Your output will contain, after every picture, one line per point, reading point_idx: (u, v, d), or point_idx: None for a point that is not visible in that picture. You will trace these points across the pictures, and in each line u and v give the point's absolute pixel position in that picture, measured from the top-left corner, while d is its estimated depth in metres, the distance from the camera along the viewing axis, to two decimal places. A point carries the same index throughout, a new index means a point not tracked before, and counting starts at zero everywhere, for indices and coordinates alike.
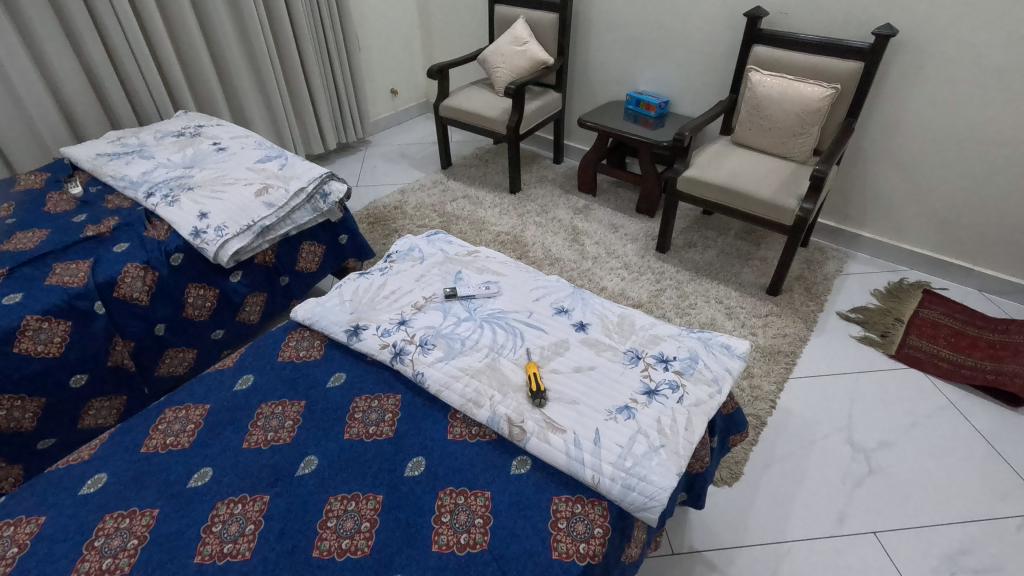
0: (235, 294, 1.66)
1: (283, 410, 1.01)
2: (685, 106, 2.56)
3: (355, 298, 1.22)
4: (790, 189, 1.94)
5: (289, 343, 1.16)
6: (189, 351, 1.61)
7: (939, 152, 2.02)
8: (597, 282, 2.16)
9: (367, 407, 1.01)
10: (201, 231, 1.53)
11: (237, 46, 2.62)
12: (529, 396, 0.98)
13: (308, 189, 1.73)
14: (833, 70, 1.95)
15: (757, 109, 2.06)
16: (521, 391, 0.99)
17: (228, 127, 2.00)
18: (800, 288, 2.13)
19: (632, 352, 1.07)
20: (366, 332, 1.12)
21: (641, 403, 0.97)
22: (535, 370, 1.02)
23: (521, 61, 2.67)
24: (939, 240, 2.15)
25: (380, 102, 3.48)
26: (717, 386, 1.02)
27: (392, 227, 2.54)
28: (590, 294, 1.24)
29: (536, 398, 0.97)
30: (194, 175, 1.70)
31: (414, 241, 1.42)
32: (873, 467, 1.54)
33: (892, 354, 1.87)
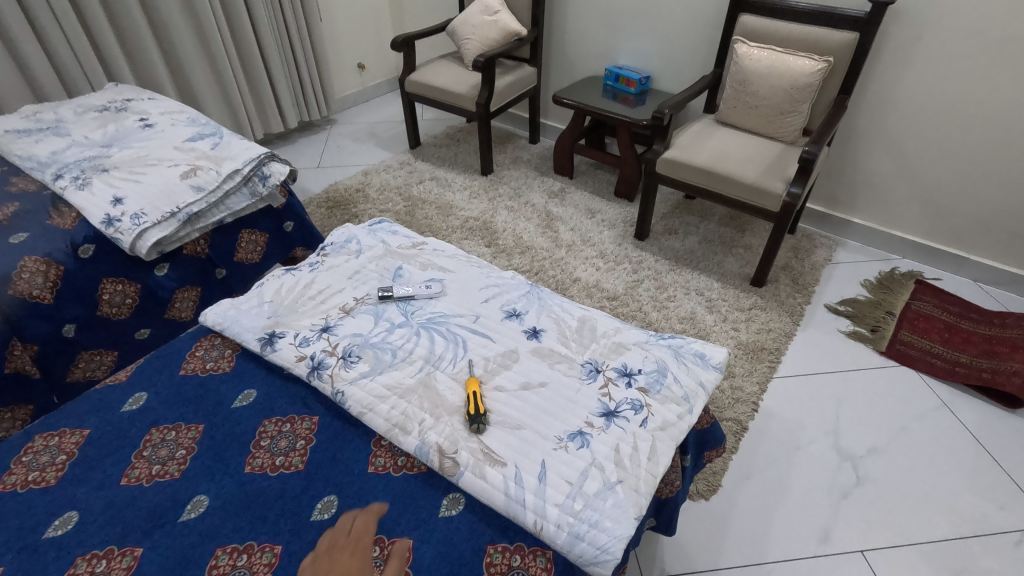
0: (161, 289, 1.48)
1: (175, 436, 0.85)
2: (666, 83, 2.39)
3: (276, 299, 1.06)
4: (776, 172, 1.78)
5: (195, 353, 0.99)
6: (109, 353, 1.44)
7: (936, 132, 1.87)
8: (570, 273, 2.01)
9: (276, 433, 0.86)
10: (115, 219, 1.35)
11: (180, 12, 2.38)
12: (466, 420, 0.83)
13: (243, 170, 1.55)
14: (825, 41, 1.78)
15: (743, 85, 1.89)
16: (458, 414, 0.84)
17: (160, 102, 1.80)
18: (787, 278, 1.99)
19: (591, 365, 0.92)
20: (282, 341, 0.96)
21: (597, 427, 0.82)
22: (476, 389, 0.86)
23: (492, 32, 2.47)
24: (932, 226, 2.02)
25: (347, 77, 3.26)
26: (687, 405, 0.88)
27: (353, 212, 2.35)
28: (549, 293, 1.09)
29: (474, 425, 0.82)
30: (112, 154, 1.51)
31: (353, 230, 1.25)
32: (861, 476, 1.41)
33: (883, 351, 1.74)
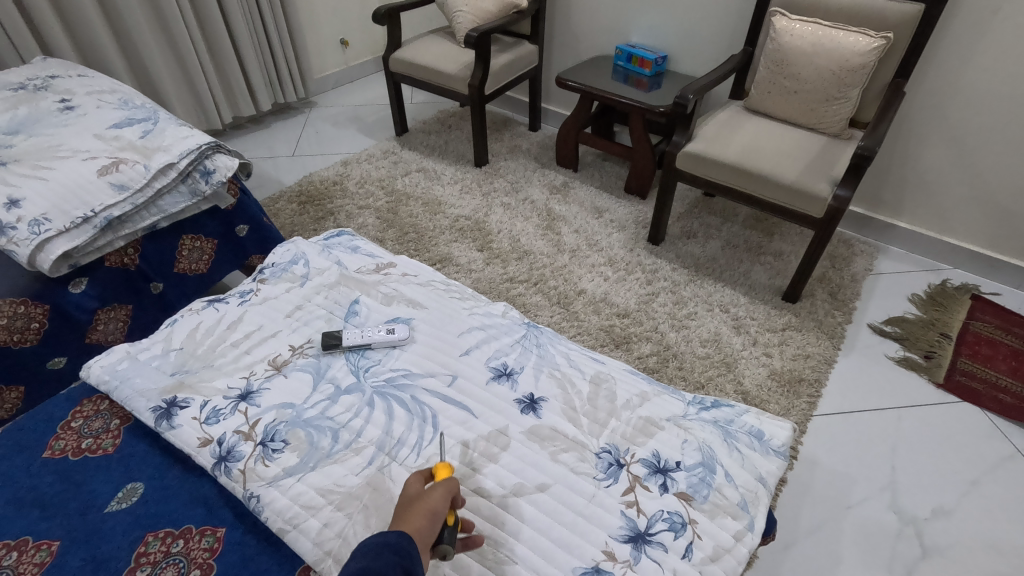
0: (76, 309, 1.21)
1: (14, 561, 0.60)
2: (685, 63, 2.11)
3: (187, 347, 0.79)
4: (820, 170, 1.51)
5: (70, 424, 0.73)
6: (13, 390, 1.17)
7: (1006, 124, 1.59)
8: (573, 283, 1.74)
9: (159, 558, 0.60)
10: (8, 227, 1.08)
11: None
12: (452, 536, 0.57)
13: (180, 165, 1.27)
14: (882, 14, 1.50)
15: (781, 66, 1.61)
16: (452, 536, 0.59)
17: (88, 80, 1.52)
18: (824, 292, 1.73)
19: (611, 455, 0.66)
20: (183, 413, 0.69)
21: (621, 562, 0.57)
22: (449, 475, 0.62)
23: (487, 4, 2.18)
24: (992, 233, 1.75)
25: (328, 55, 2.96)
26: (747, 519, 0.62)
27: (327, 208, 2.08)
28: (550, 338, 0.83)
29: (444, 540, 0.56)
30: (15, 144, 1.23)
31: (302, 247, 0.98)
32: (927, 547, 1.16)
33: (941, 383, 1.47)
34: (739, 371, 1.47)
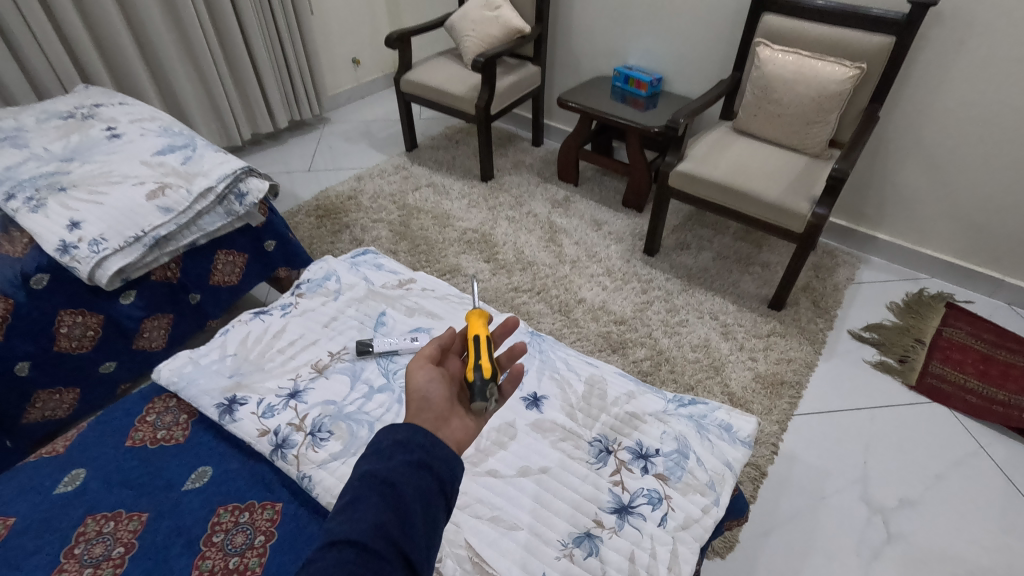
0: (126, 319, 1.35)
1: (113, 528, 0.73)
2: (679, 85, 2.24)
3: (240, 353, 0.93)
4: (800, 188, 1.64)
5: (146, 418, 0.87)
6: (69, 391, 1.31)
7: (975, 144, 1.71)
8: (574, 292, 1.87)
9: (231, 526, 0.73)
10: (70, 246, 1.22)
11: (158, 6, 2.24)
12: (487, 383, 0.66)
13: (217, 188, 1.41)
14: (857, 46, 1.64)
15: (765, 92, 1.75)
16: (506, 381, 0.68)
17: (129, 107, 1.66)
18: (807, 300, 1.85)
19: (601, 443, 0.79)
20: (243, 409, 0.83)
21: (608, 529, 0.70)
22: (482, 328, 0.75)
23: (493, 29, 2.32)
24: (966, 245, 1.87)
25: (341, 73, 3.11)
26: (713, 495, 0.75)
27: (343, 221, 2.21)
28: (551, 344, 0.96)
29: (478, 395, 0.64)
30: (71, 170, 1.37)
31: (333, 264, 1.12)
32: (892, 533, 1.28)
33: (913, 385, 1.60)
34: (726, 374, 1.60)
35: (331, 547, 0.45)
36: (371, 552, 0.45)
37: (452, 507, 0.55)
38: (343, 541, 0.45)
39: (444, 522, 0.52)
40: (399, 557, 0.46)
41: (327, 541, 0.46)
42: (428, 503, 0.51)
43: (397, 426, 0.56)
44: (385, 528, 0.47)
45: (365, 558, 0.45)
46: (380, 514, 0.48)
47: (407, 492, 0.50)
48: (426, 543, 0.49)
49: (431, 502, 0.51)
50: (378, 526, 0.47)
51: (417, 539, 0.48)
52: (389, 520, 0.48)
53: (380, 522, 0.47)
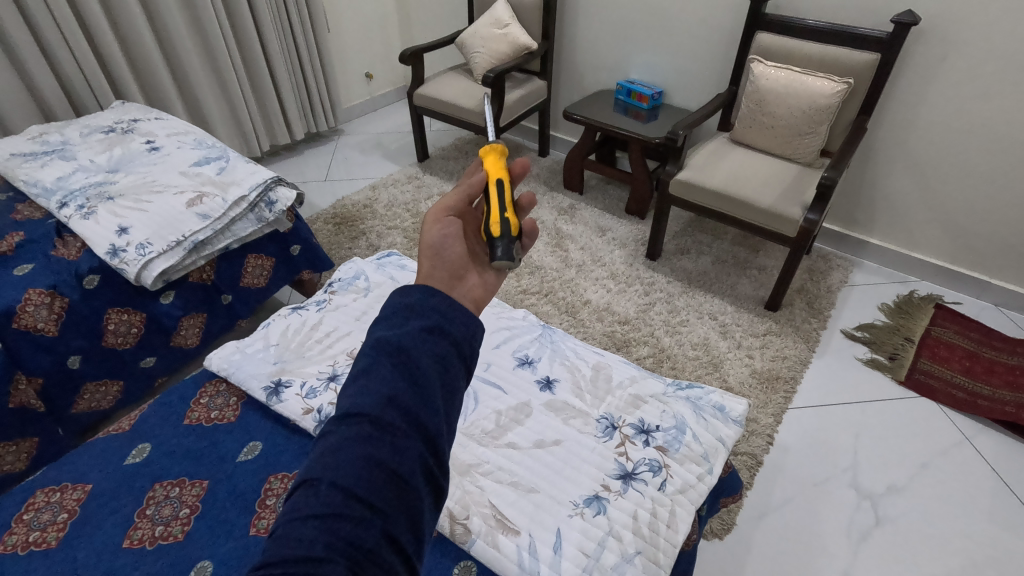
0: (166, 317, 1.45)
1: (179, 493, 0.83)
2: (678, 98, 2.36)
3: (282, 343, 1.03)
4: (793, 195, 1.74)
5: (200, 400, 0.98)
6: (114, 384, 1.42)
7: (959, 153, 1.81)
8: (580, 294, 1.97)
9: (282, 491, 0.83)
10: (119, 249, 1.33)
11: (186, 26, 2.37)
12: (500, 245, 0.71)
13: (250, 197, 1.52)
14: (845, 62, 1.75)
15: (759, 105, 1.86)
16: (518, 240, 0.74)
17: (165, 122, 1.79)
18: (802, 302, 1.95)
19: (607, 420, 0.89)
20: (288, 390, 0.93)
21: (614, 491, 0.79)
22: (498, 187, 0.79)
23: (501, 46, 2.45)
24: (953, 249, 1.97)
25: (354, 87, 3.25)
26: (707, 465, 0.85)
27: (360, 228, 2.33)
28: (562, 335, 1.06)
29: (500, 254, 0.70)
30: (117, 181, 1.49)
31: (361, 265, 1.23)
32: (880, 517, 1.37)
33: (902, 381, 1.69)
34: (724, 371, 1.70)
35: (345, 420, 0.48)
36: (383, 421, 0.47)
37: (472, 368, 0.56)
38: (356, 412, 0.48)
39: (463, 384, 0.54)
40: (414, 423, 0.49)
41: (344, 414, 0.49)
42: (444, 366, 0.53)
43: (411, 294, 0.58)
44: (396, 399, 0.49)
45: (377, 427, 0.47)
46: (392, 386, 0.50)
47: (419, 358, 0.52)
48: (443, 402, 0.51)
49: (445, 364, 0.53)
50: (390, 396, 0.49)
51: (431, 403, 0.50)
52: (401, 388, 0.50)
53: (391, 394, 0.49)
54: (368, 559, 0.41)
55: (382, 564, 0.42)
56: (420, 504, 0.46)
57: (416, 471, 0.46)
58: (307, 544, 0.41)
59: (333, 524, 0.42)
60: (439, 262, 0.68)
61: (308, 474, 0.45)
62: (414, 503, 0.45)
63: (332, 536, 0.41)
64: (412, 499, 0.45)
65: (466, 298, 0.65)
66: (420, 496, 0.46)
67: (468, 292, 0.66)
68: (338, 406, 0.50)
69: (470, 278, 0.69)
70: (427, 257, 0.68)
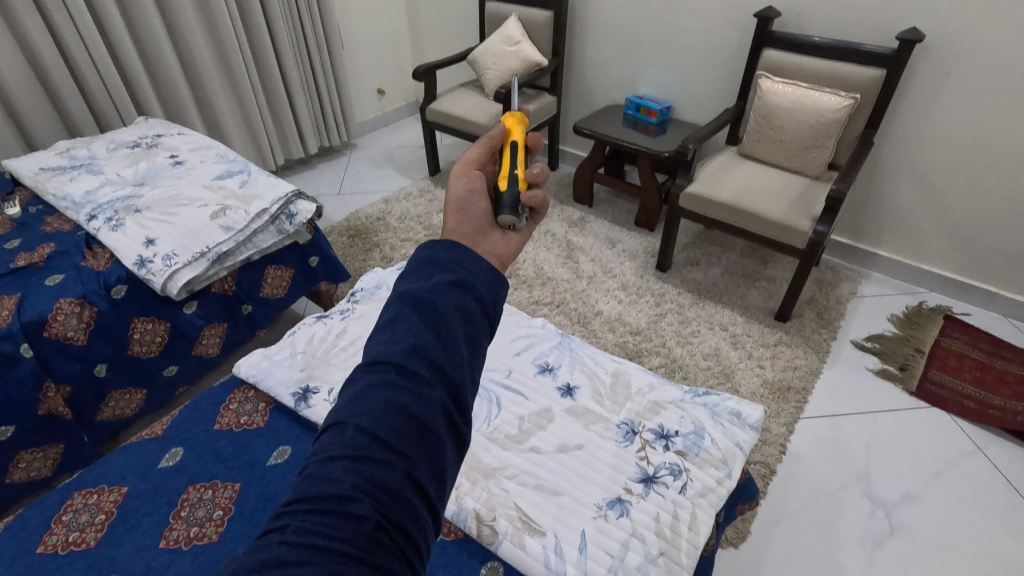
0: (189, 327, 1.49)
1: (212, 496, 0.86)
2: (686, 112, 2.40)
3: (308, 350, 1.06)
4: (802, 207, 1.77)
5: (229, 406, 1.00)
6: (137, 392, 1.45)
7: (965, 165, 1.84)
8: (591, 305, 2.00)
9: None
10: (147, 260, 1.37)
11: (206, 45, 2.44)
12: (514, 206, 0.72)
13: (271, 209, 1.56)
14: (852, 78, 1.79)
15: (767, 120, 1.90)
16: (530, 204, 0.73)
17: (188, 137, 1.84)
18: (811, 312, 1.97)
19: (627, 426, 0.91)
20: (316, 396, 0.96)
21: (636, 494, 0.81)
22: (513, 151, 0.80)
23: (513, 63, 2.51)
24: (961, 261, 1.99)
25: (367, 103, 3.32)
26: (726, 469, 0.87)
27: (373, 240, 2.37)
28: (580, 343, 1.09)
29: (506, 210, 0.71)
30: (143, 195, 1.54)
31: (382, 275, 1.26)
32: (894, 526, 1.37)
33: (913, 391, 1.70)
34: (736, 381, 1.71)
35: (372, 368, 0.48)
36: (407, 370, 0.47)
37: (497, 323, 0.56)
38: (382, 361, 0.48)
39: (486, 338, 0.53)
40: (438, 373, 0.48)
41: (371, 362, 0.49)
42: (468, 320, 0.52)
43: (437, 248, 0.57)
44: (421, 349, 0.49)
45: (402, 376, 0.47)
46: (417, 336, 0.49)
47: (444, 310, 0.51)
48: (467, 356, 0.51)
49: (469, 319, 0.53)
50: (416, 346, 0.49)
51: (455, 355, 0.50)
52: (426, 339, 0.49)
53: (416, 344, 0.48)
54: (394, 499, 0.42)
55: (406, 506, 0.42)
56: (444, 449, 0.46)
57: (438, 420, 0.46)
58: (336, 483, 0.41)
59: (360, 466, 0.42)
60: (464, 216, 0.69)
61: (335, 418, 0.45)
62: (436, 450, 0.46)
63: (359, 478, 0.42)
64: (435, 446, 0.45)
65: (492, 255, 0.63)
66: (443, 443, 0.46)
67: (493, 250, 0.65)
68: (365, 354, 0.50)
69: (493, 236, 0.68)
70: (454, 213, 0.69)
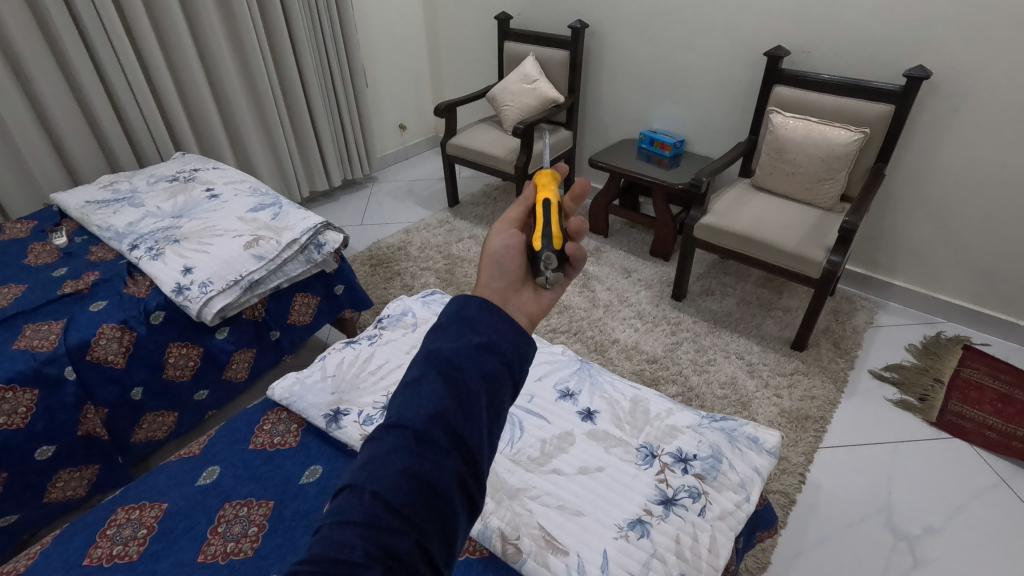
0: (220, 352, 1.55)
1: (248, 512, 0.90)
2: (699, 146, 2.46)
3: (338, 374, 1.11)
4: (815, 238, 1.80)
5: (263, 426, 1.05)
6: (169, 415, 1.50)
7: (977, 198, 1.87)
8: (608, 333, 2.03)
9: None
10: (184, 288, 1.44)
11: (240, 85, 2.58)
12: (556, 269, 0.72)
13: (301, 239, 1.63)
14: (861, 113, 1.84)
15: (779, 153, 1.95)
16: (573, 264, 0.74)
17: (223, 171, 1.94)
18: (828, 342, 1.98)
19: (646, 449, 0.94)
20: (346, 418, 1.00)
21: (656, 515, 0.83)
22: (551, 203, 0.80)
23: (530, 100, 2.61)
24: (978, 292, 1.99)
25: (389, 137, 3.45)
26: (744, 493, 0.89)
27: (395, 269, 2.43)
28: (600, 369, 1.12)
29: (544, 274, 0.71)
30: (182, 226, 1.63)
31: (407, 303, 1.32)
32: (918, 559, 1.36)
33: (933, 422, 1.69)
34: (753, 409, 1.72)
35: (393, 431, 0.49)
36: (426, 438, 0.48)
37: (520, 383, 0.57)
38: (404, 426, 0.49)
39: (507, 401, 0.54)
40: (457, 441, 0.50)
41: (393, 423, 0.50)
42: (492, 383, 0.53)
43: (468, 307, 0.58)
44: (443, 417, 0.50)
45: (422, 444, 0.48)
46: (440, 401, 0.50)
47: (468, 375, 0.53)
48: (488, 420, 0.52)
49: (493, 382, 0.53)
50: (438, 411, 0.50)
51: (476, 422, 0.51)
52: (448, 405, 0.50)
53: (438, 410, 0.49)
54: (403, 567, 0.44)
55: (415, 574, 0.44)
56: (457, 516, 0.48)
57: (452, 489, 0.48)
58: (350, 548, 0.43)
59: (374, 534, 0.44)
60: (499, 275, 0.70)
61: (353, 479, 0.47)
62: (449, 519, 0.47)
63: (372, 545, 0.44)
64: (447, 514, 0.47)
65: (522, 313, 0.65)
66: (456, 509, 0.48)
67: (523, 308, 0.67)
68: (388, 413, 0.51)
69: (524, 294, 0.70)
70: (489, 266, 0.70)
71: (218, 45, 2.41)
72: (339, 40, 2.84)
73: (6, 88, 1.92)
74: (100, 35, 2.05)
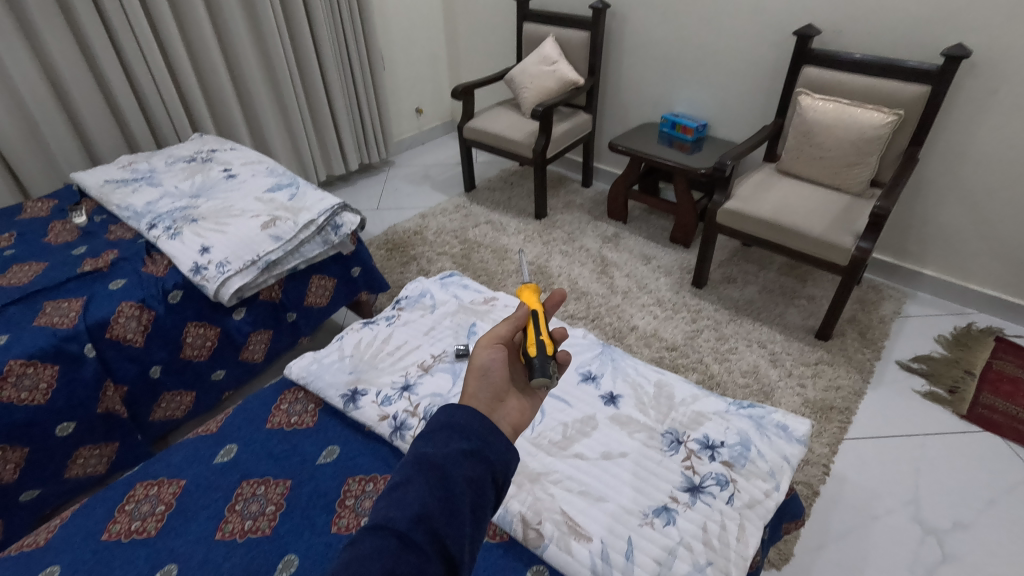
0: (238, 333, 1.54)
1: (265, 491, 0.89)
2: (722, 130, 2.40)
3: (356, 354, 1.10)
4: (844, 225, 1.75)
5: (280, 406, 1.04)
6: (187, 395, 1.51)
7: (1015, 184, 1.79)
8: (626, 320, 1.99)
9: (360, 492, 0.88)
10: (202, 267, 1.43)
11: (258, 66, 2.56)
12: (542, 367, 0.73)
13: (318, 220, 1.62)
14: (895, 94, 1.77)
15: (807, 136, 1.89)
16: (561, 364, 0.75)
17: (240, 152, 1.93)
18: (853, 331, 1.93)
19: (672, 435, 0.91)
20: (364, 398, 1.00)
21: (682, 503, 0.81)
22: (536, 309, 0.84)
23: (550, 82, 2.56)
24: (1013, 282, 1.92)
25: (405, 121, 3.42)
26: (774, 481, 0.85)
27: (410, 254, 2.42)
28: (622, 354, 1.09)
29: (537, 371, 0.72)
30: (200, 206, 1.62)
31: (426, 284, 1.30)
32: (947, 553, 1.32)
33: (963, 415, 1.64)
34: (776, 399, 1.68)
35: (377, 530, 0.49)
36: (409, 540, 0.49)
37: (502, 491, 0.59)
38: (388, 526, 0.50)
39: (490, 509, 0.55)
40: (439, 547, 0.50)
41: (377, 522, 0.50)
42: (477, 488, 0.55)
43: (456, 413, 0.61)
44: (427, 519, 0.51)
45: (404, 545, 0.48)
46: (426, 501, 0.51)
47: (454, 480, 0.54)
48: (471, 524, 0.53)
49: (478, 488, 0.55)
50: (422, 513, 0.51)
51: (460, 527, 0.52)
52: (433, 508, 0.51)
53: (424, 511, 0.51)
54: None
55: None
56: None
57: None
58: None
59: None
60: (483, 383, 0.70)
61: None
62: None
63: None
64: None
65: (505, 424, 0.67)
66: None
67: (506, 419, 0.68)
68: (372, 512, 0.51)
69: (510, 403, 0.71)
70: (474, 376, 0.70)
71: (236, 25, 2.39)
72: (357, 22, 2.80)
73: (25, 68, 1.92)
74: (118, 14, 2.04)
